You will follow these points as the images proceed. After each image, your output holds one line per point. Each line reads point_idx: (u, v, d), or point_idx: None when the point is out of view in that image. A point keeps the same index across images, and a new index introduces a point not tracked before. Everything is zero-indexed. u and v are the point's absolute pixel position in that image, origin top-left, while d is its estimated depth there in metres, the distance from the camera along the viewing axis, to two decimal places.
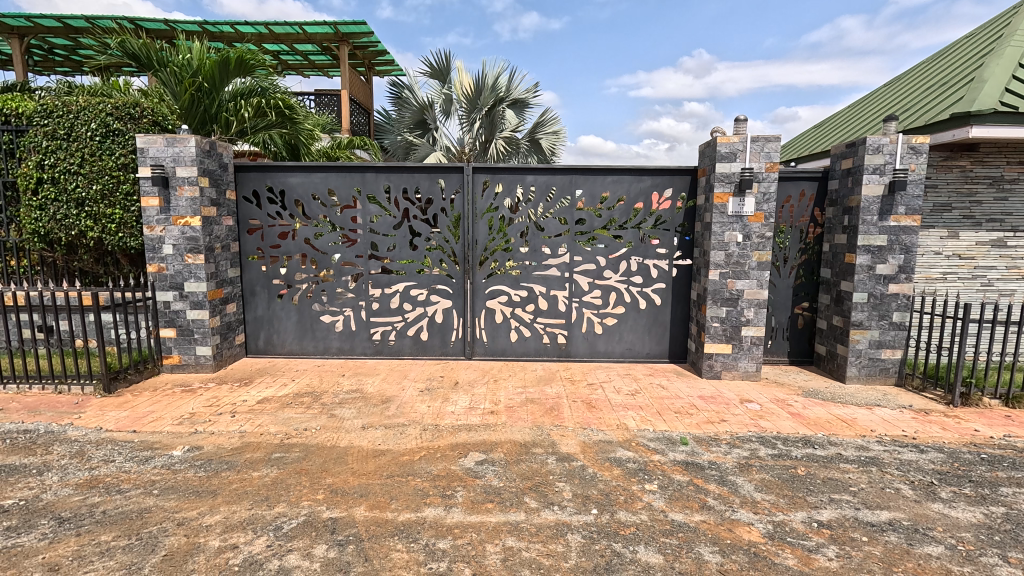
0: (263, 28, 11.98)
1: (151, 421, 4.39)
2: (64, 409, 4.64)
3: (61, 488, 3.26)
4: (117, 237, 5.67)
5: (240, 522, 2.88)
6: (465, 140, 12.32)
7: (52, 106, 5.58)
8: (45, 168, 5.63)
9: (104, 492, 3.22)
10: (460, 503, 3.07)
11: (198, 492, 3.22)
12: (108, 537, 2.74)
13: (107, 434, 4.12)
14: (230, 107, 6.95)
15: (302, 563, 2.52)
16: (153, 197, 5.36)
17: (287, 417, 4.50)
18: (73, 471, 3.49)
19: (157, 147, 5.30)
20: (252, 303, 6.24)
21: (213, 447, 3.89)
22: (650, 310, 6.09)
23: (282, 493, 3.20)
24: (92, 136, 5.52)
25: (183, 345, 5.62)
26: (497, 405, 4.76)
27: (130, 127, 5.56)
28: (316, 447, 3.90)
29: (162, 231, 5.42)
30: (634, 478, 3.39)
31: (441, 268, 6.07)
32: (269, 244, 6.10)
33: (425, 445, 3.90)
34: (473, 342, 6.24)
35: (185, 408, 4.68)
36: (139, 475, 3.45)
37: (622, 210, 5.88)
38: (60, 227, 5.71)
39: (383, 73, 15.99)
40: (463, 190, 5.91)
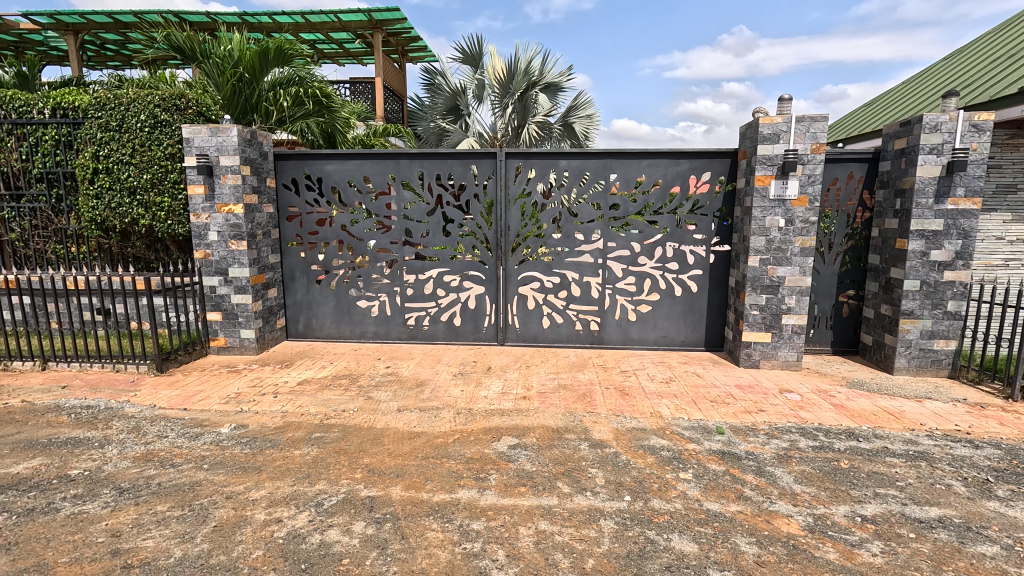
0: (299, 17, 12.16)
1: (200, 399, 4.63)
2: (121, 386, 4.95)
3: (120, 461, 3.47)
4: (166, 224, 5.92)
5: (284, 498, 3.00)
6: (498, 125, 12.26)
7: (105, 98, 5.83)
8: (100, 159, 5.92)
9: (159, 465, 3.42)
10: (494, 486, 3.11)
11: (245, 468, 3.38)
12: (163, 507, 2.91)
13: (161, 411, 4.37)
14: (269, 97, 7.10)
15: (342, 539, 2.62)
16: (198, 185, 5.57)
17: (326, 398, 4.65)
18: (131, 445, 3.71)
19: (202, 137, 5.50)
20: (292, 288, 6.43)
21: (257, 426, 4.06)
22: (686, 297, 5.97)
23: (322, 471, 3.32)
24: (142, 127, 5.76)
25: (228, 328, 5.86)
26: (529, 391, 4.79)
27: (176, 118, 5.76)
28: (354, 428, 4.02)
29: (208, 219, 5.63)
30: (668, 467, 3.35)
31: (474, 254, 6.10)
32: (308, 230, 6.25)
33: (459, 429, 3.96)
34: (505, 328, 6.26)
35: (231, 388, 4.91)
36: (189, 451, 3.64)
37: (657, 194, 5.75)
38: (115, 215, 6.02)
39: (416, 59, 16.00)
40: (496, 176, 5.89)
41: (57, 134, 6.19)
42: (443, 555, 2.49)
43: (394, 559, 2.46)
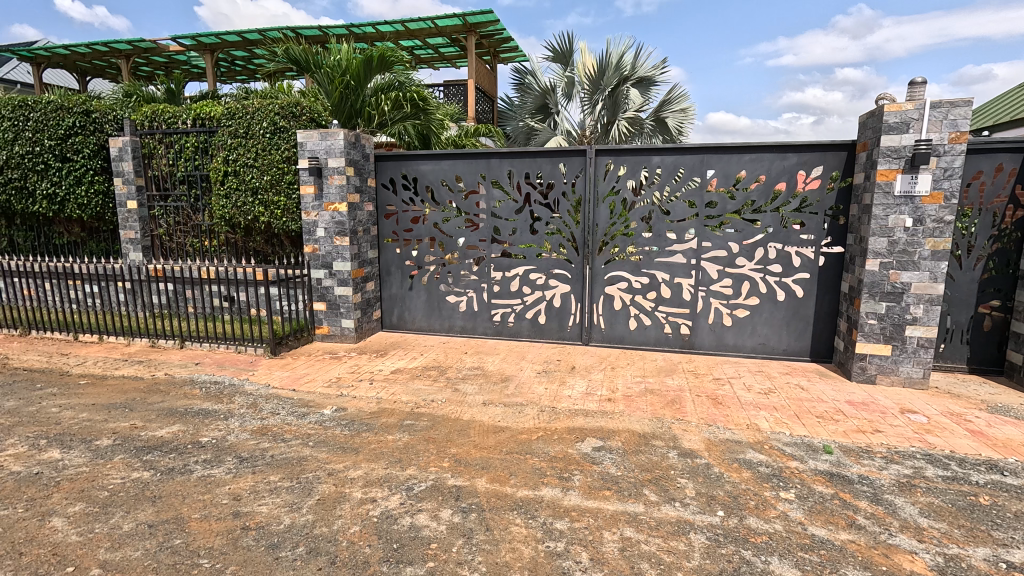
0: (399, 26, 12.83)
1: (307, 382, 5.06)
2: (242, 366, 5.56)
3: (241, 432, 3.88)
4: (282, 221, 6.52)
5: (378, 480, 3.18)
6: (587, 122, 12.12)
7: (235, 109, 6.53)
8: (229, 163, 6.64)
9: (272, 439, 3.78)
10: (578, 487, 3.08)
11: (344, 448, 3.63)
12: (275, 477, 3.21)
13: (274, 390, 4.83)
14: (372, 102, 7.58)
15: (430, 524, 2.72)
16: (309, 186, 6.07)
17: (416, 388, 4.88)
18: (249, 419, 4.14)
19: (313, 141, 5.98)
20: (387, 282, 6.81)
21: (355, 410, 4.35)
22: (790, 302, 5.52)
23: (413, 457, 3.48)
24: (264, 133, 6.39)
25: (331, 317, 6.34)
26: (614, 393, 4.68)
27: (292, 124, 6.32)
28: (442, 418, 4.17)
29: (316, 216, 6.12)
30: (767, 484, 3.12)
31: (560, 252, 6.07)
32: (403, 228, 6.59)
33: (542, 426, 3.97)
34: (590, 328, 6.17)
35: (332, 373, 5.31)
36: (297, 428, 3.98)
37: (760, 191, 5.36)
38: (240, 213, 6.73)
39: (507, 60, 16.23)
40: (585, 174, 5.82)
41: (196, 142, 6.99)
42: (527, 551, 2.51)
43: (479, 550, 2.52)
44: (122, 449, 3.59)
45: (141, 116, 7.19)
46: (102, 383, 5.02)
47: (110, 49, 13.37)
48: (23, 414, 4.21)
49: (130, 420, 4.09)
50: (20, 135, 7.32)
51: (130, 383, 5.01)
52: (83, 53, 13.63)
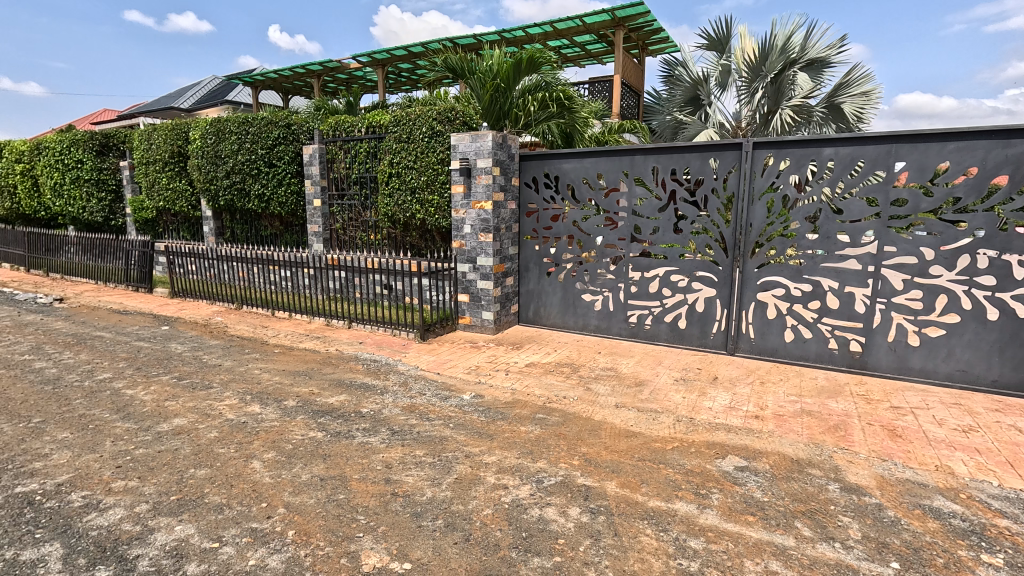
0: (548, 27, 13.09)
1: (449, 367, 5.46)
2: (396, 347, 6.21)
3: (393, 408, 4.33)
4: (434, 218, 7.10)
5: (511, 468, 3.32)
6: (743, 113, 11.14)
7: (400, 117, 7.26)
8: (394, 166, 7.41)
9: (419, 416, 4.16)
10: (716, 507, 2.87)
11: (481, 433, 3.85)
12: (421, 452, 3.53)
13: (421, 372, 5.30)
14: (519, 103, 7.87)
15: (558, 519, 2.76)
16: (459, 185, 6.52)
17: (549, 383, 4.97)
18: (401, 396, 4.60)
19: (465, 143, 6.41)
20: (526, 278, 7.02)
21: (492, 398, 4.59)
22: (1006, 323, 4.48)
23: (544, 450, 3.56)
24: (423, 138, 7.00)
25: (473, 308, 6.74)
26: (763, 410, 4.26)
27: (448, 128, 6.83)
28: (573, 416, 4.19)
29: (464, 214, 6.55)
30: (961, 541, 2.58)
31: (706, 253, 5.69)
32: (543, 225, 6.74)
33: (678, 437, 3.78)
34: (736, 337, 5.68)
35: (472, 361, 5.65)
36: (440, 409, 4.32)
37: (968, 186, 4.44)
38: (400, 210, 7.47)
39: (656, 52, 15.61)
40: (739, 169, 5.36)
41: (368, 147, 7.93)
42: (657, 565, 2.41)
43: (607, 553, 2.49)
44: (303, 410, 4.25)
45: (327, 127, 8.36)
46: (290, 353, 5.98)
47: (307, 70, 15.75)
48: (235, 372, 5.21)
49: (309, 386, 4.82)
50: (241, 146, 8.99)
51: (310, 355, 5.89)
52: (287, 76, 16.26)
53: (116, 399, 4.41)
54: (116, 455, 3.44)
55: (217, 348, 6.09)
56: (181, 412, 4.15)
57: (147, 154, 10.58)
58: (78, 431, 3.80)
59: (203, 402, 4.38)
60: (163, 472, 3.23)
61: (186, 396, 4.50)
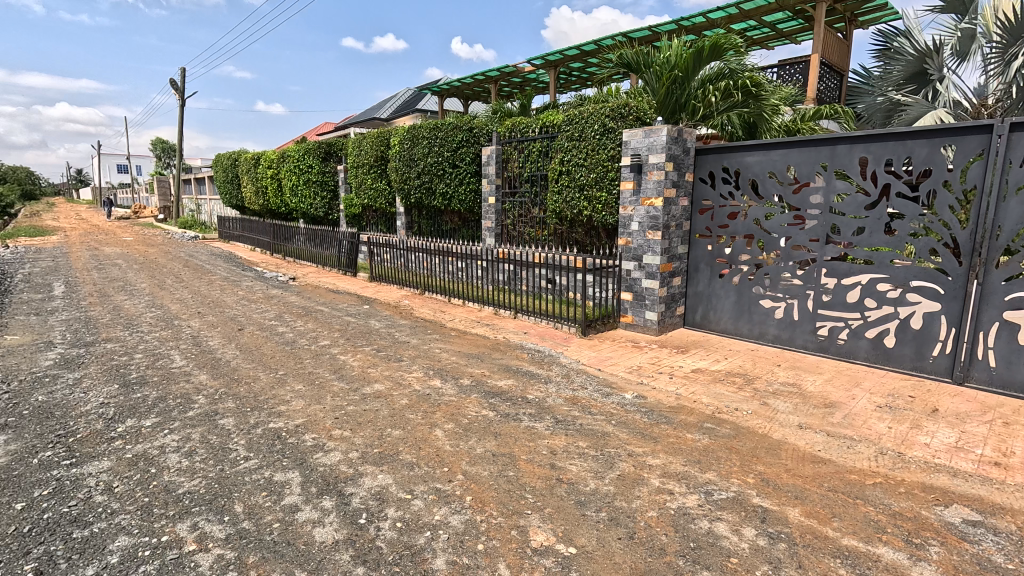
0: (734, 9, 12.08)
1: (611, 364, 5.44)
2: (558, 340, 6.40)
3: (557, 397, 4.49)
4: (601, 215, 7.10)
5: (676, 474, 3.20)
6: (991, 87, 8.98)
7: (572, 115, 7.42)
8: (564, 163, 7.60)
9: (581, 409, 4.24)
10: (935, 561, 2.40)
11: (644, 434, 3.78)
12: (584, 444, 3.60)
13: (583, 366, 5.39)
14: (698, 95, 7.43)
15: (730, 536, 2.59)
16: (629, 181, 6.45)
17: (719, 392, 4.65)
18: (564, 387, 4.74)
19: (637, 139, 6.30)
20: (695, 278, 6.64)
21: (655, 400, 4.46)
22: None
23: (713, 462, 3.36)
24: (595, 135, 7.04)
25: (636, 308, 6.61)
26: (1007, 457, 3.42)
27: (620, 125, 6.76)
28: (747, 430, 3.87)
29: (632, 211, 6.46)
30: None
31: (930, 260, 4.73)
32: (718, 223, 6.29)
33: (881, 472, 3.25)
34: (968, 364, 4.63)
35: (634, 361, 5.56)
36: (602, 405, 4.35)
37: None
38: (568, 207, 7.64)
39: (868, 23, 13.38)
40: (987, 157, 4.35)
41: (540, 147, 8.27)
42: None
43: None
44: (476, 389, 4.64)
45: (504, 128, 8.93)
46: (464, 337, 6.57)
47: (485, 76, 16.92)
48: (420, 349, 5.91)
49: (481, 369, 5.24)
50: (430, 150, 10.08)
51: (481, 340, 6.40)
52: (468, 83, 17.68)
53: (333, 362, 5.34)
54: (334, 408, 4.18)
55: (405, 327, 6.97)
56: (380, 379, 4.87)
57: (357, 159, 12.49)
58: (308, 385, 4.70)
59: (396, 373, 5.07)
60: (368, 427, 3.83)
61: (383, 366, 5.25)
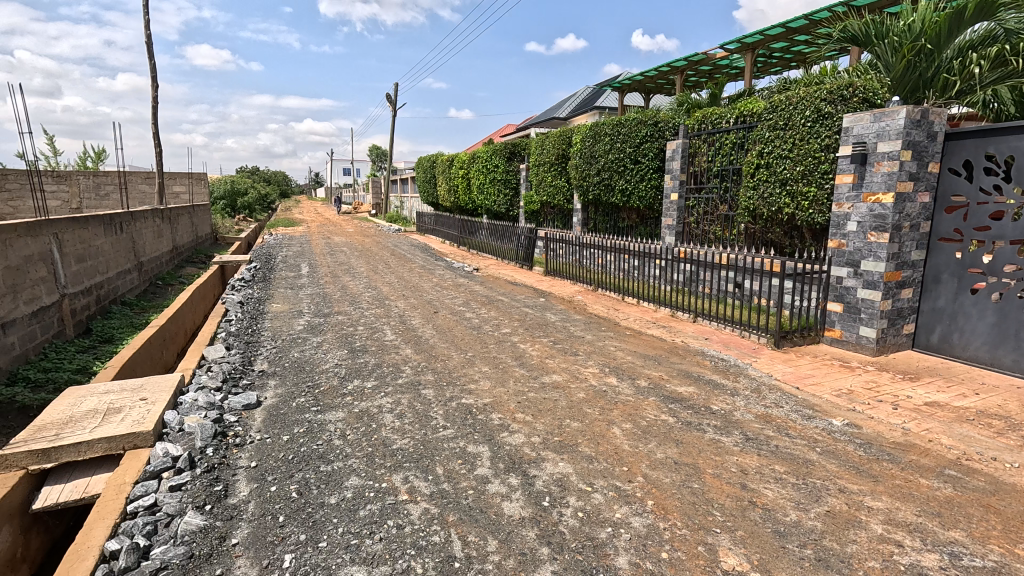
0: None
1: (812, 384, 4.77)
2: (746, 350, 5.84)
3: (746, 412, 4.10)
4: (808, 213, 6.23)
5: (906, 524, 2.67)
6: None
7: (777, 102, 6.64)
8: (764, 156, 6.86)
9: (776, 429, 3.80)
10: None
11: (859, 469, 3.24)
12: (781, 469, 3.23)
13: (777, 382, 4.82)
14: (956, 65, 6.08)
15: None
16: (848, 174, 5.58)
17: (966, 433, 3.75)
18: (754, 402, 4.31)
19: (863, 124, 5.40)
20: (933, 292, 5.45)
21: (873, 432, 3.79)
22: None
23: (960, 519, 2.72)
24: (805, 123, 6.19)
25: (848, 321, 5.67)
26: None
27: (840, 108, 5.82)
28: (1012, 488, 3.04)
29: (850, 208, 5.57)
30: None
31: None
32: (973, 225, 5.02)
33: None
34: None
35: (844, 383, 4.78)
36: (803, 428, 3.84)
37: None
38: (765, 204, 6.89)
39: None
40: None
41: (735, 138, 7.63)
42: None
43: None
44: (654, 392, 4.50)
45: (693, 120, 8.45)
46: (639, 337, 6.41)
47: (671, 67, 16.07)
48: (596, 345, 5.94)
49: (659, 371, 5.06)
50: (612, 146, 10.00)
51: (658, 342, 6.17)
52: (652, 76, 17.03)
53: (514, 350, 5.68)
54: (517, 392, 4.45)
55: (580, 322, 7.07)
56: (557, 370, 5.03)
57: (539, 157, 13.03)
58: (493, 368, 5.08)
59: (573, 366, 5.19)
60: (548, 415, 3.99)
61: (560, 358, 5.41)
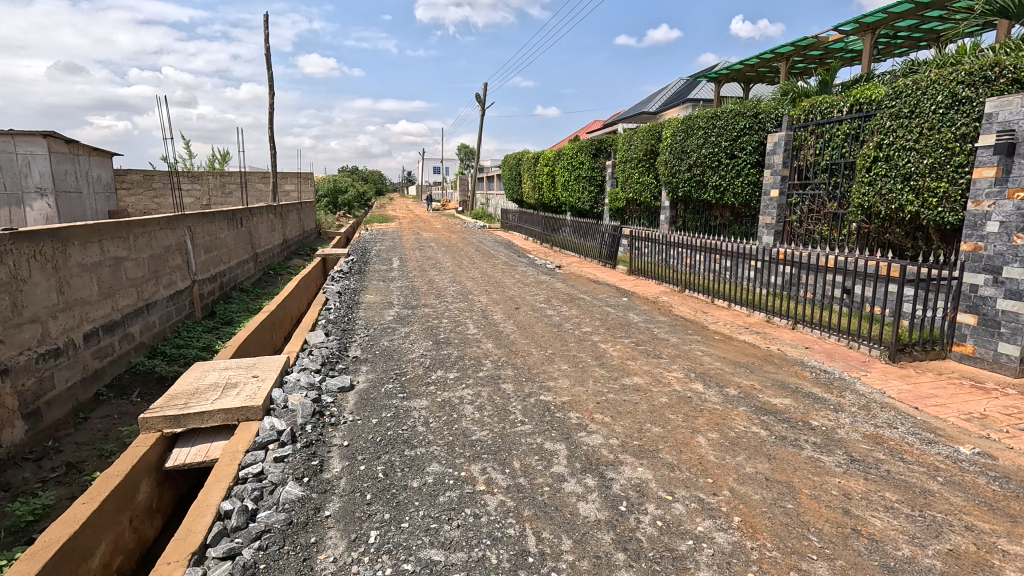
0: None
1: (935, 405, 4.22)
2: (853, 362, 5.29)
3: (852, 431, 3.73)
4: (935, 212, 5.50)
5: None
6: None
7: (902, 87, 5.95)
8: (883, 147, 6.16)
9: (888, 453, 3.41)
10: None
11: (992, 506, 2.82)
12: (893, 497, 2.89)
13: (891, 400, 4.33)
14: None
15: None
16: (989, 167, 4.86)
17: None
18: (861, 421, 3.90)
19: (1010, 109, 4.70)
20: None
21: (1012, 465, 3.28)
22: None
23: None
24: (936, 109, 5.46)
25: (983, 336, 4.95)
26: None
27: (982, 92, 5.06)
28: None
29: (991, 206, 4.86)
30: None
31: None
32: None
33: None
34: None
35: (976, 406, 4.18)
36: (921, 454, 3.41)
37: None
38: (883, 201, 6.18)
39: None
40: None
41: (849, 129, 6.94)
42: None
43: None
44: (745, 402, 4.22)
45: (799, 111, 7.81)
46: (729, 342, 6.05)
47: (775, 54, 14.86)
48: (681, 349, 5.69)
49: (750, 380, 4.74)
50: (705, 140, 9.47)
51: (750, 349, 5.79)
52: (753, 64, 15.91)
53: (594, 349, 5.59)
54: (596, 393, 4.38)
55: (664, 324, 6.81)
56: (639, 373, 4.88)
57: (626, 153, 12.70)
58: (573, 367, 5.04)
59: (655, 369, 5.01)
60: (627, 418, 3.88)
61: (642, 361, 5.25)
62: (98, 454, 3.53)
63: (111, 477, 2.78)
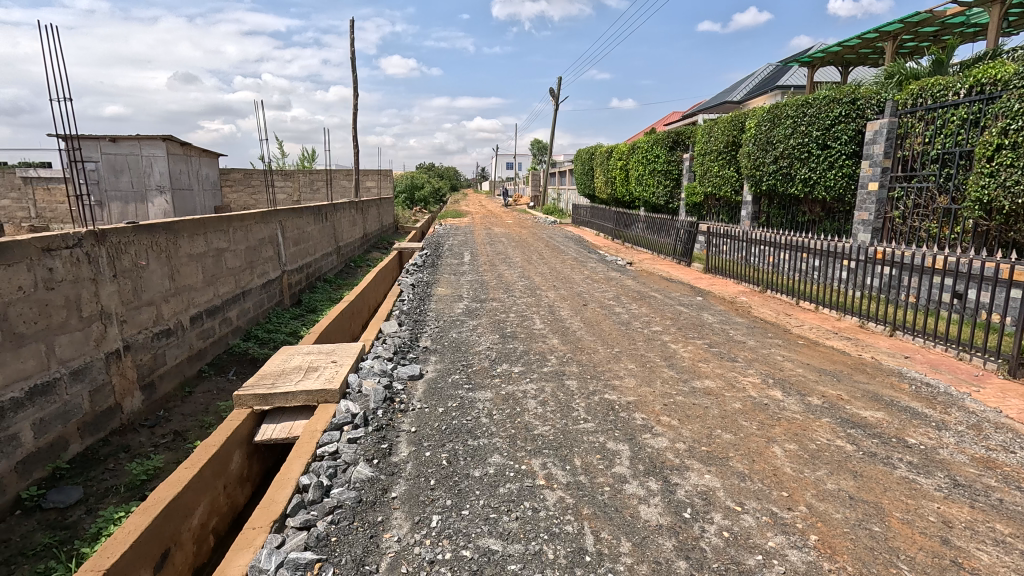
0: None
1: None
2: (963, 376, 4.71)
3: (957, 452, 3.33)
4: None
5: None
6: None
7: None
8: (1008, 134, 5.42)
9: (1002, 479, 3.02)
10: None
11: None
12: (1004, 529, 2.56)
13: (1007, 420, 3.82)
14: None
15: None
16: None
17: None
18: (969, 442, 3.48)
19: None
20: None
21: None
22: None
23: None
24: None
25: None
26: None
27: None
28: None
29: None
30: None
31: None
32: None
33: None
34: None
35: None
36: None
37: None
38: (1006, 195, 5.43)
39: None
40: None
41: (966, 114, 6.17)
42: None
43: None
44: (829, 413, 3.90)
45: (905, 95, 7.06)
46: (815, 347, 5.61)
47: (879, 33, 13.44)
48: (758, 353, 5.36)
49: (837, 390, 4.37)
50: (794, 130, 8.81)
51: (839, 356, 5.33)
52: (852, 46, 14.56)
53: (664, 349, 5.41)
54: (664, 394, 4.24)
55: (742, 326, 6.46)
56: (711, 376, 4.66)
57: (705, 146, 12.11)
58: (640, 366, 4.91)
59: (729, 373, 4.76)
60: (696, 423, 3.72)
61: (716, 363, 5.01)
62: (199, 425, 3.94)
63: (209, 446, 3.09)
